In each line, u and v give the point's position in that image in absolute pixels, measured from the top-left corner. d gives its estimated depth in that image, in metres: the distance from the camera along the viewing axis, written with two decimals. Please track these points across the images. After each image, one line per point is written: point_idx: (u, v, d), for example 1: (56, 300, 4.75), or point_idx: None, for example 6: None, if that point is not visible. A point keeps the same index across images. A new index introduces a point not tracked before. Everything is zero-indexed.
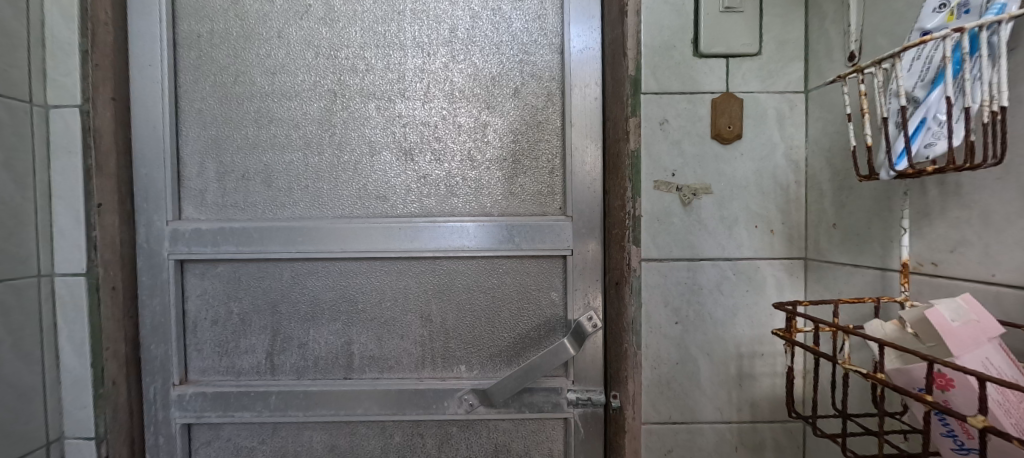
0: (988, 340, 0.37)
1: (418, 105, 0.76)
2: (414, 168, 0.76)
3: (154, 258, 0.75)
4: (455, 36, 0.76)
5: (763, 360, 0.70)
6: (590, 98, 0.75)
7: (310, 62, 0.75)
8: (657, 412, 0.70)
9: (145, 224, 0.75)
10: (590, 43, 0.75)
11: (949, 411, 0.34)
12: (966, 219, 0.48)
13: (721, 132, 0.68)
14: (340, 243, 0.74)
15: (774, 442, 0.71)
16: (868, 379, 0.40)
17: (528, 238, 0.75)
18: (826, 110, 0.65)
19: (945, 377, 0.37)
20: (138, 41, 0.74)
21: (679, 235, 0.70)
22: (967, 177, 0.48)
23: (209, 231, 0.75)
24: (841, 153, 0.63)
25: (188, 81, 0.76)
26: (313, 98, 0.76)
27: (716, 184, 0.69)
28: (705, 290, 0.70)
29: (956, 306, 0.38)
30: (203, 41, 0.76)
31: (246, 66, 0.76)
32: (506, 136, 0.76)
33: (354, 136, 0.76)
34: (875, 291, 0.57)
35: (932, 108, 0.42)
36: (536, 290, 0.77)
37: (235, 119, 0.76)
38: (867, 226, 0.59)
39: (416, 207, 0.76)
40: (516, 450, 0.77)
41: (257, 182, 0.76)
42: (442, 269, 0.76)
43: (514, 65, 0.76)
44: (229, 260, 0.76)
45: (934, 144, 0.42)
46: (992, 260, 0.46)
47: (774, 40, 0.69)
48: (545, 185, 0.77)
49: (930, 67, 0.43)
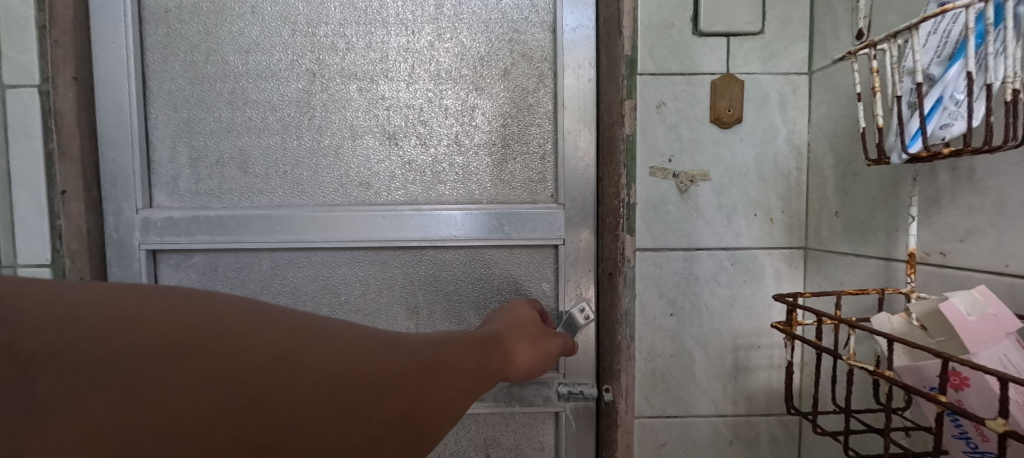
0: (1005, 335, 0.35)
1: (402, 87, 0.72)
2: (399, 153, 0.72)
3: (124, 248, 0.71)
4: (442, 13, 0.71)
5: (760, 352, 0.68)
6: (584, 80, 0.71)
7: (287, 40, 0.71)
8: (651, 406, 0.69)
9: (113, 212, 0.70)
10: (583, 21, 0.71)
11: (965, 413, 0.31)
12: (979, 206, 0.45)
13: (720, 116, 0.65)
14: (321, 233, 0.71)
15: (769, 435, 0.69)
16: (874, 377, 0.37)
17: (519, 227, 0.72)
18: (831, 92, 0.62)
19: (959, 376, 0.34)
20: (100, 14, 0.69)
21: (675, 223, 0.67)
22: (980, 162, 0.45)
23: (181, 220, 0.71)
24: (845, 137, 0.60)
25: (156, 59, 0.71)
26: (291, 79, 0.71)
27: (715, 171, 0.66)
28: (702, 281, 0.67)
29: (972, 299, 0.35)
30: (172, 17, 0.71)
31: (218, 44, 0.71)
32: (495, 120, 0.72)
33: (335, 120, 0.72)
34: (879, 283, 0.55)
35: (949, 86, 0.39)
36: (526, 281, 0.74)
37: (208, 101, 0.72)
38: (873, 213, 0.56)
39: (400, 194, 0.73)
40: (506, 444, 0.75)
41: (233, 168, 0.72)
42: (428, 259, 0.73)
43: (504, 43, 0.72)
44: (203, 250, 0.72)
45: (951, 125, 0.39)
46: (1006, 250, 0.43)
47: (778, 18, 0.65)
48: (537, 172, 0.73)
49: (947, 41, 0.40)
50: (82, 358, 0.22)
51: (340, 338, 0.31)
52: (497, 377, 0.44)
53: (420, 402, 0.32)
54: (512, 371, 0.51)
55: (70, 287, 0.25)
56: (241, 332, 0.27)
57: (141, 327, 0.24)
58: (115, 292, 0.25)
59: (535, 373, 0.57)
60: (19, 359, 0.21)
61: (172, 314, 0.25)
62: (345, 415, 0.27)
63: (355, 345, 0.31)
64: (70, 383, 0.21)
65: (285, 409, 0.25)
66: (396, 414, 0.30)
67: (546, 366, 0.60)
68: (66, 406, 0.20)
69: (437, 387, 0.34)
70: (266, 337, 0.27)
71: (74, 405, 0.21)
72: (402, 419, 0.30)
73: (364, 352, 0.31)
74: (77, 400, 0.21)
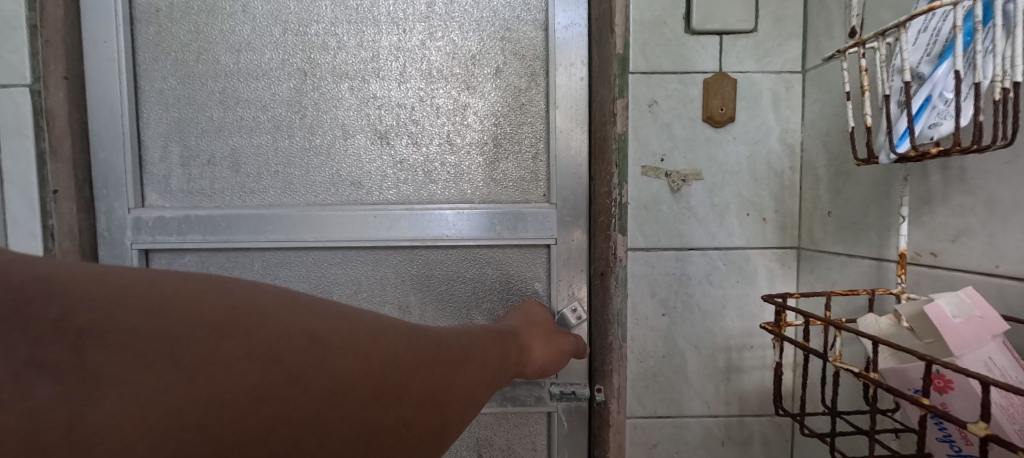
0: (991, 338, 0.34)
1: (394, 86, 0.71)
2: (391, 153, 0.72)
3: (117, 248, 0.71)
4: (433, 11, 0.71)
5: (753, 353, 0.67)
6: (577, 78, 0.71)
7: (278, 39, 0.71)
8: (643, 406, 0.68)
9: (106, 211, 0.71)
10: (576, 20, 0.70)
11: (947, 416, 0.30)
12: (970, 206, 0.45)
13: (713, 115, 0.64)
14: (312, 232, 0.71)
15: (762, 436, 0.69)
16: (860, 379, 0.37)
17: (511, 226, 0.72)
18: (825, 91, 0.61)
19: (943, 379, 0.33)
20: (92, 13, 0.69)
21: (667, 223, 0.67)
22: (971, 162, 0.44)
23: (172, 219, 0.71)
24: (838, 136, 0.59)
25: (147, 58, 0.71)
26: (282, 78, 0.71)
27: (707, 170, 0.66)
28: (694, 281, 0.67)
29: (959, 301, 0.35)
30: (163, 16, 0.71)
31: (209, 43, 0.71)
32: (487, 119, 0.72)
33: (326, 119, 0.72)
34: (871, 283, 0.54)
35: (938, 85, 0.39)
36: (518, 280, 0.74)
37: (199, 100, 0.71)
38: (865, 213, 0.55)
39: (392, 194, 0.73)
40: (498, 444, 0.75)
41: (224, 167, 0.72)
42: (420, 259, 0.73)
43: (496, 42, 0.71)
44: (195, 249, 0.72)
45: (940, 124, 0.39)
46: (996, 251, 0.43)
47: (771, 16, 0.65)
48: (529, 171, 0.73)
49: (937, 39, 0.39)
50: (131, 335, 0.23)
51: (377, 323, 0.32)
52: (512, 371, 0.47)
53: (447, 386, 0.34)
54: (528, 366, 0.54)
55: (113, 270, 0.25)
56: (276, 313, 0.28)
57: (185, 307, 0.25)
58: (153, 276, 0.26)
59: (550, 371, 0.59)
60: (68, 335, 0.22)
61: (218, 295, 0.27)
62: (377, 397, 0.29)
63: (390, 331, 0.33)
64: (125, 360, 0.22)
65: (322, 389, 0.27)
66: (427, 397, 0.32)
67: (559, 365, 0.61)
68: (117, 384, 0.22)
69: (462, 375, 0.36)
70: (311, 319, 0.29)
71: (124, 382, 0.22)
72: (432, 401, 0.32)
73: (389, 336, 0.32)
74: (128, 377, 0.22)
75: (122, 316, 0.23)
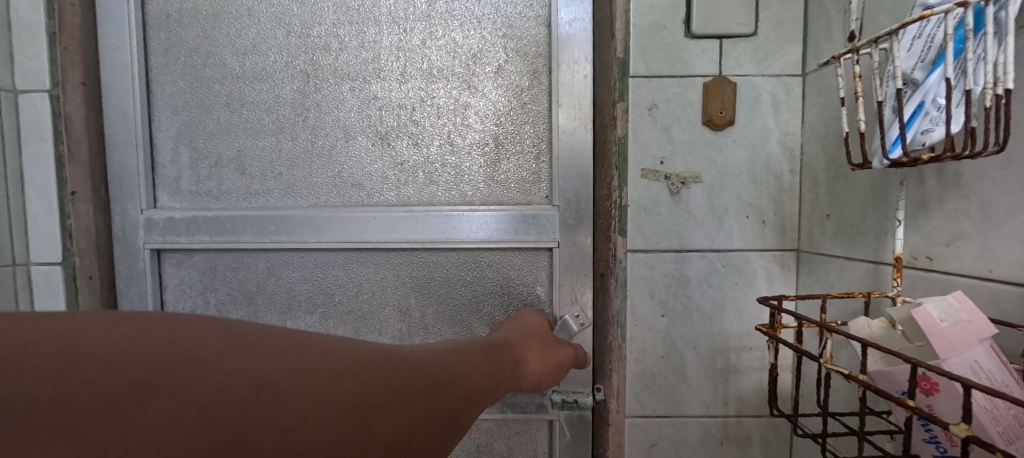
0: (978, 342, 0.35)
1: (395, 86, 0.73)
2: (392, 154, 0.74)
3: (130, 247, 0.73)
4: (433, 10, 0.72)
5: (752, 354, 0.68)
6: (580, 76, 0.71)
7: (282, 41, 0.73)
8: (642, 406, 0.69)
9: (120, 212, 0.73)
10: (579, 15, 0.71)
11: (930, 418, 0.31)
12: (965, 211, 0.45)
13: (712, 118, 0.65)
14: (315, 233, 0.73)
15: (760, 437, 0.69)
16: (850, 381, 0.37)
17: (513, 228, 0.73)
18: (824, 94, 0.61)
19: (929, 381, 0.34)
20: (106, 20, 0.71)
21: (666, 225, 0.67)
22: (966, 167, 0.45)
23: (181, 220, 0.73)
24: (837, 139, 0.59)
25: (158, 63, 0.73)
26: (286, 80, 0.73)
27: (707, 172, 0.66)
28: (693, 282, 0.68)
29: (946, 305, 0.36)
30: (173, 21, 0.73)
31: (217, 47, 0.73)
32: (488, 119, 0.73)
33: (329, 120, 0.73)
34: (868, 286, 0.54)
35: (930, 91, 0.39)
36: (519, 283, 0.75)
37: (207, 103, 0.74)
38: (862, 216, 0.56)
39: (393, 196, 0.74)
40: (498, 450, 0.77)
41: (231, 169, 0.74)
42: (419, 261, 0.74)
43: (497, 39, 0.73)
44: (203, 249, 0.74)
45: (931, 130, 0.40)
46: (990, 255, 0.43)
47: (771, 20, 0.65)
48: (532, 172, 0.74)
49: (931, 45, 0.39)
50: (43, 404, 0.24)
51: (347, 360, 0.33)
52: (503, 385, 0.47)
53: (426, 419, 0.34)
54: (524, 378, 0.56)
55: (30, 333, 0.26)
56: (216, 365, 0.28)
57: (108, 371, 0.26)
58: (75, 337, 0.27)
59: (545, 383, 0.60)
60: None
61: (148, 351, 0.27)
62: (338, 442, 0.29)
63: (362, 368, 0.33)
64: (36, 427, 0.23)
65: (273, 441, 0.27)
66: (403, 434, 0.32)
67: (559, 376, 0.62)
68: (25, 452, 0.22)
69: (439, 403, 0.36)
70: (275, 365, 0.30)
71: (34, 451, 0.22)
72: (405, 440, 0.32)
73: (351, 376, 0.32)
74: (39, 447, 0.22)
75: (74, 379, 0.25)
